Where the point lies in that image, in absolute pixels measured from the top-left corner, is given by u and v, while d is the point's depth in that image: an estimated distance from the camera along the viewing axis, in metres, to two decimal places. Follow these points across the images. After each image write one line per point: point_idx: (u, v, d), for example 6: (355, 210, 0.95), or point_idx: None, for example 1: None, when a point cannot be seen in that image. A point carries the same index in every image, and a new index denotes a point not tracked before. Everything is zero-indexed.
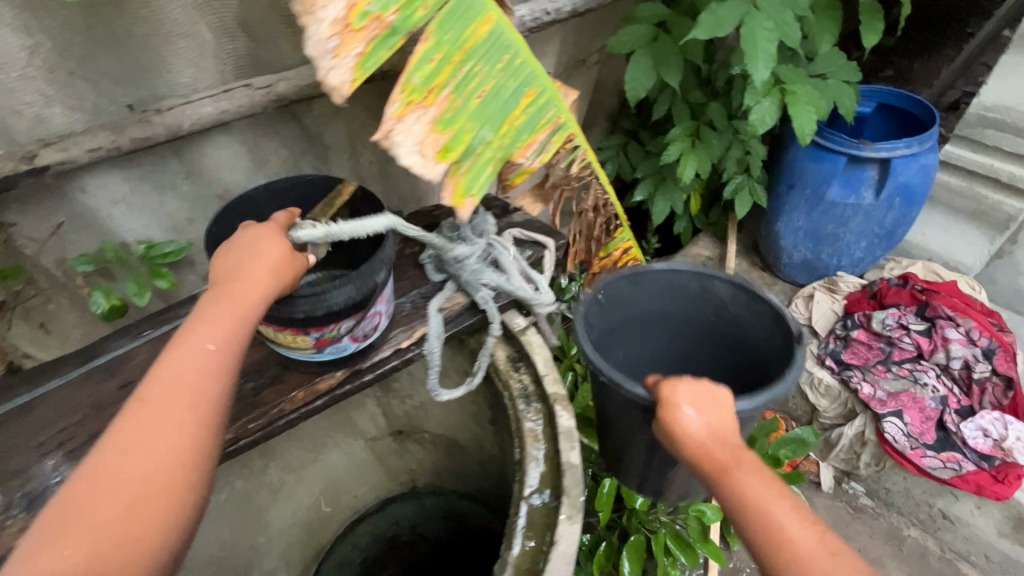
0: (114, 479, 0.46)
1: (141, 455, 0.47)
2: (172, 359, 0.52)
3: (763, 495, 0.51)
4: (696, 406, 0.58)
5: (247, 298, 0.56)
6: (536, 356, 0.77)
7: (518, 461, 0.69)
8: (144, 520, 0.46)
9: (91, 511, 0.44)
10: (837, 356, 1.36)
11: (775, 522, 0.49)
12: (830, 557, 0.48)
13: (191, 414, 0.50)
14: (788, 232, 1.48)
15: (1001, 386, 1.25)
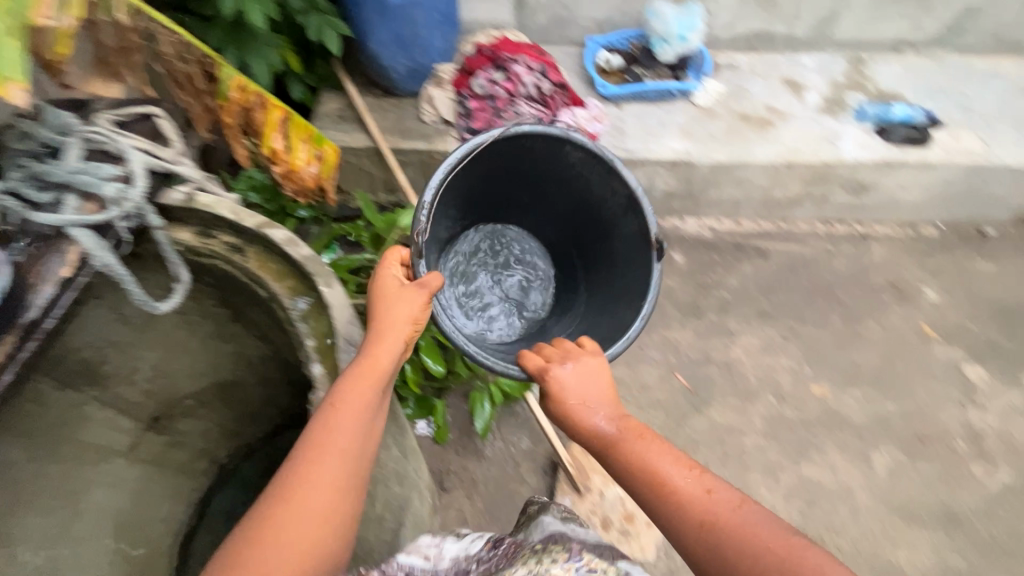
0: (310, 497, 0.66)
1: (325, 470, 0.67)
2: (335, 414, 0.70)
3: (638, 453, 0.79)
4: (581, 388, 0.92)
5: (376, 364, 0.74)
6: (221, 211, 0.75)
7: (269, 296, 0.76)
8: (308, 534, 0.64)
9: (286, 511, 0.65)
10: (470, 129, 1.74)
11: (656, 472, 0.75)
12: (706, 494, 0.71)
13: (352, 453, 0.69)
14: (382, 48, 1.65)
15: (560, 91, 1.77)
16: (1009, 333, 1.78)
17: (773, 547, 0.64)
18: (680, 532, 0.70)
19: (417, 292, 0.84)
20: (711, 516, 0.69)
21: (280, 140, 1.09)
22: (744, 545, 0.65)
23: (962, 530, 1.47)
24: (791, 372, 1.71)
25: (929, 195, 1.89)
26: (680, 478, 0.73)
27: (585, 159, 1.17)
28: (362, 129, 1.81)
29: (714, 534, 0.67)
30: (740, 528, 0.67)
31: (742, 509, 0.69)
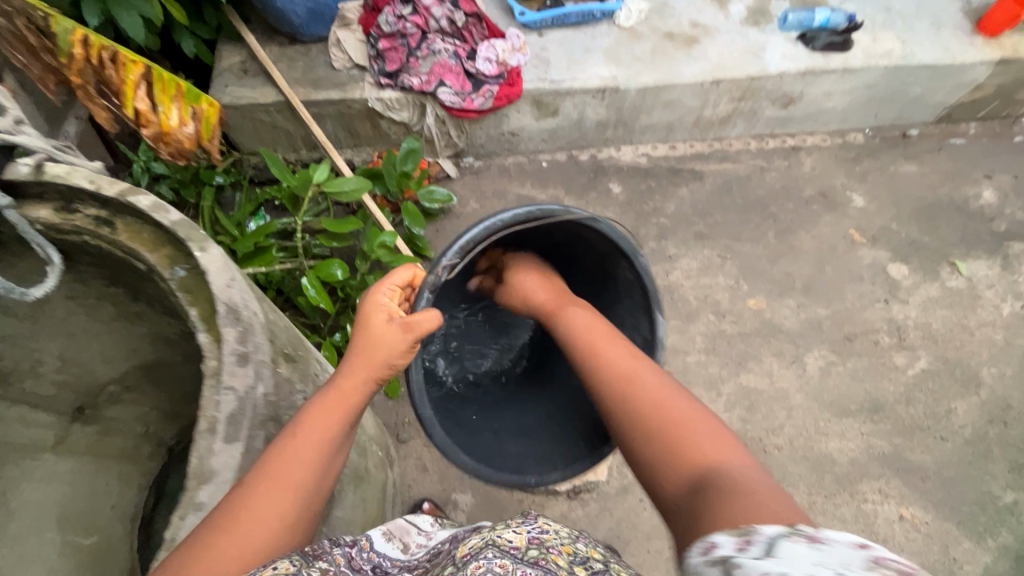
0: (269, 501, 0.58)
1: (271, 507, 0.58)
2: (303, 430, 0.64)
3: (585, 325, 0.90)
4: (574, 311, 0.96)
5: (351, 389, 0.69)
6: (75, 181, 0.68)
7: (146, 268, 0.68)
8: (260, 538, 0.56)
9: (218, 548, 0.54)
10: (384, 73, 1.63)
11: (634, 378, 0.76)
12: (677, 400, 0.72)
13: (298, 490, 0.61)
14: None
15: (476, 22, 1.68)
16: (930, 229, 1.87)
17: (709, 451, 0.66)
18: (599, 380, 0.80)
19: (407, 332, 0.71)
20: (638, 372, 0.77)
21: (143, 104, 1.02)
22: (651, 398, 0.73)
23: (886, 416, 1.58)
24: (729, 289, 1.76)
25: (855, 100, 1.90)
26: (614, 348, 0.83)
27: (634, 283, 1.02)
28: (269, 82, 1.67)
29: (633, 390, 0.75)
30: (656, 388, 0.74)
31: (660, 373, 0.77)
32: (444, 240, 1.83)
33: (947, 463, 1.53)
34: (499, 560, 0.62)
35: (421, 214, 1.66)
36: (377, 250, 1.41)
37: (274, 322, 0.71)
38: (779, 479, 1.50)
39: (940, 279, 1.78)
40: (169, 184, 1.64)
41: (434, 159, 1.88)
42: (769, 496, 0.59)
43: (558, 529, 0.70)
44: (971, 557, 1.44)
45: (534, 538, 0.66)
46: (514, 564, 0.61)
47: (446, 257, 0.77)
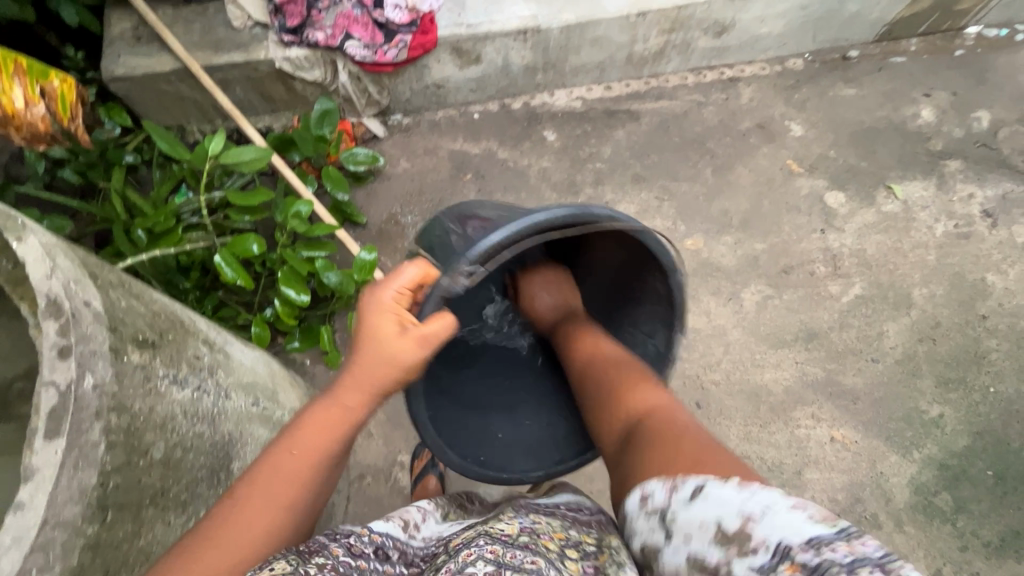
0: (260, 508, 0.65)
1: (258, 512, 0.64)
2: (299, 439, 0.70)
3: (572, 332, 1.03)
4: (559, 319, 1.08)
5: (345, 406, 0.74)
6: None
7: None
8: (246, 539, 0.62)
9: (220, 536, 0.62)
10: (286, 29, 1.53)
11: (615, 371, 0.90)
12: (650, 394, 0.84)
13: (297, 488, 0.67)
14: None
15: None
16: (867, 153, 1.85)
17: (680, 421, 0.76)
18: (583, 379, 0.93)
19: (420, 345, 0.74)
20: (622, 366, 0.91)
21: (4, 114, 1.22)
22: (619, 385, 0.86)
23: (820, 343, 1.62)
24: (667, 232, 1.74)
25: (790, 24, 1.83)
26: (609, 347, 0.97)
27: (660, 295, 0.95)
28: (165, 48, 1.56)
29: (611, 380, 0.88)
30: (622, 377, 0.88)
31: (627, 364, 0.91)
32: (376, 204, 1.78)
33: (877, 383, 1.58)
34: (490, 546, 0.64)
35: (343, 177, 1.60)
36: (291, 220, 1.36)
37: (126, 307, 0.68)
38: (716, 413, 1.54)
39: (876, 204, 1.78)
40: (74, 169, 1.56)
41: (358, 119, 1.80)
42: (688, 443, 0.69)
43: (549, 522, 0.74)
44: (897, 469, 1.51)
45: (525, 528, 0.70)
46: (504, 548, 0.64)
47: (466, 264, 0.71)
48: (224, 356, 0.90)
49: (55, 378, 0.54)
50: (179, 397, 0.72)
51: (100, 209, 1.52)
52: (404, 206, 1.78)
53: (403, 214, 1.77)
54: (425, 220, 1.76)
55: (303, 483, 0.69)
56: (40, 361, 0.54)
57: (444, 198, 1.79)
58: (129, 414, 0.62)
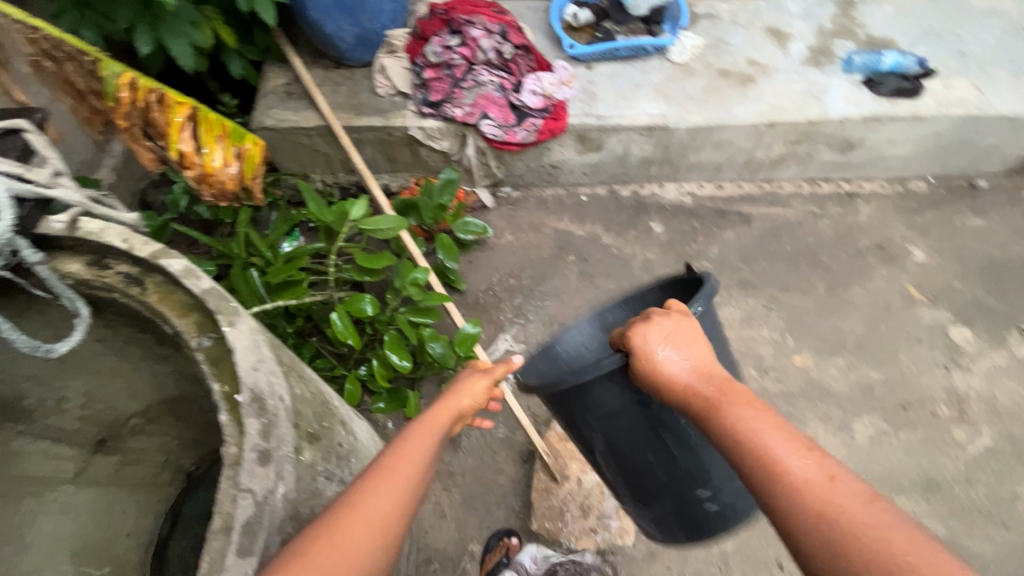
0: (352, 536, 0.55)
1: (347, 541, 0.55)
2: (400, 459, 0.64)
3: (755, 422, 0.68)
4: (669, 345, 0.78)
5: (435, 423, 0.71)
6: (107, 238, 0.66)
7: (174, 333, 0.65)
8: (339, 568, 0.53)
9: (312, 560, 0.53)
10: (427, 102, 1.61)
11: (777, 461, 0.64)
12: (865, 505, 0.59)
13: (399, 507, 0.60)
14: (323, 16, 1.52)
15: (524, 54, 1.64)
16: (997, 290, 1.73)
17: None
18: (779, 505, 0.62)
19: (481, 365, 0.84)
20: (884, 506, 0.59)
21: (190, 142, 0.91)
22: (892, 543, 0.55)
23: (942, 496, 1.46)
24: (773, 343, 1.66)
25: (920, 148, 1.78)
26: (797, 460, 0.64)
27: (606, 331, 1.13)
28: (312, 106, 1.66)
29: (865, 530, 0.56)
30: (896, 538, 0.55)
31: (885, 512, 0.58)
32: (476, 272, 1.78)
33: (1009, 554, 1.40)
34: None
35: (455, 246, 1.62)
36: (408, 287, 1.37)
37: (301, 396, 0.67)
38: None
39: (1007, 347, 1.64)
40: (207, 205, 1.63)
41: (471, 188, 1.84)
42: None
43: None
44: None
45: None
46: None
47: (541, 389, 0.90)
48: (355, 440, 0.87)
49: (250, 485, 0.53)
50: (328, 493, 0.70)
51: (224, 245, 1.58)
52: (503, 278, 1.77)
53: (501, 286, 1.76)
54: (525, 297, 1.74)
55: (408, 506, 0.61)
56: (241, 463, 0.53)
57: (545, 275, 1.78)
58: (297, 520, 0.60)
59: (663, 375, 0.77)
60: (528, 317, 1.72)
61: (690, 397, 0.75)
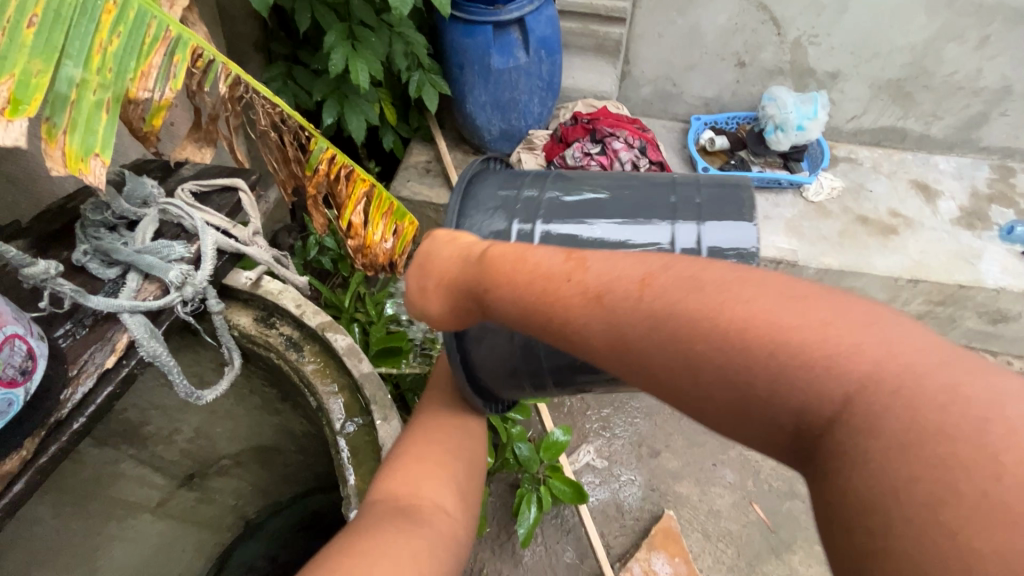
0: (427, 462, 0.69)
1: (428, 466, 0.69)
2: (432, 405, 0.77)
3: (517, 281, 0.55)
4: (410, 280, 0.67)
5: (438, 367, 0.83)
6: (284, 301, 0.78)
7: (318, 408, 0.75)
8: (429, 481, 0.67)
9: (407, 468, 0.67)
10: None
11: (552, 320, 0.52)
12: (642, 291, 0.48)
13: (462, 420, 0.76)
14: (478, 110, 1.64)
15: (658, 170, 1.66)
16: None
17: (772, 355, 0.40)
18: (604, 357, 0.50)
19: None
20: (659, 280, 0.47)
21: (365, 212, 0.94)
22: (713, 318, 0.43)
23: None
24: None
25: None
26: (568, 300, 0.51)
27: None
28: (446, 185, 1.76)
29: (675, 318, 0.45)
30: (692, 308, 0.44)
31: (660, 289, 0.47)
32: None
33: None
34: None
35: None
36: None
37: None
38: None
39: None
40: (330, 257, 1.71)
41: None
42: (973, 439, 0.33)
43: None
44: None
45: None
46: None
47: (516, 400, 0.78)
48: None
49: None
50: None
51: (333, 296, 1.62)
52: None
53: None
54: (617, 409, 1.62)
55: (465, 419, 0.77)
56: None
57: None
58: None
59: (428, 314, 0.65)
60: (615, 431, 1.54)
61: (458, 303, 0.63)
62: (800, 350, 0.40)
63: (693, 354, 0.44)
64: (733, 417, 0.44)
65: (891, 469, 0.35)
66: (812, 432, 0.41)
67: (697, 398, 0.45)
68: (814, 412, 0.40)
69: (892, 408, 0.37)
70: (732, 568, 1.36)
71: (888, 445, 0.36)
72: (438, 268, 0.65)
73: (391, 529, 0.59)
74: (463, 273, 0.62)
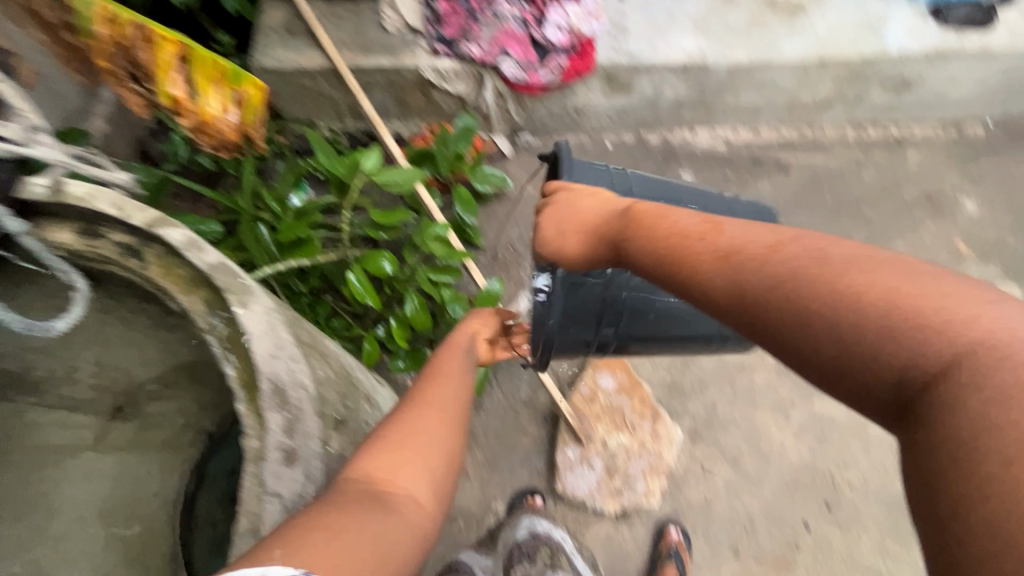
0: (421, 444, 0.74)
1: (417, 448, 0.73)
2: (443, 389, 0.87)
3: (666, 233, 0.66)
4: (553, 226, 0.83)
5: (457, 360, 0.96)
6: (99, 204, 0.63)
7: (182, 311, 0.64)
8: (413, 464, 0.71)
9: (400, 447, 0.72)
10: (442, 39, 1.46)
11: (685, 268, 0.61)
12: (768, 250, 0.53)
13: (452, 415, 0.83)
14: None
15: None
16: None
17: (883, 301, 0.44)
18: (725, 306, 0.55)
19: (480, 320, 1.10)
20: (788, 245, 0.52)
21: (180, 85, 1.08)
22: (828, 277, 0.47)
23: None
24: None
25: (982, 87, 1.62)
26: (705, 257, 0.58)
27: None
28: (315, 44, 1.51)
29: (794, 275, 0.49)
30: (812, 266, 0.49)
31: (791, 249, 0.52)
32: (494, 226, 1.70)
33: None
34: None
35: (475, 200, 1.54)
36: (430, 245, 1.30)
37: (322, 375, 0.71)
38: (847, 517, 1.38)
39: None
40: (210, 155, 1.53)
41: (488, 136, 1.74)
42: None
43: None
44: None
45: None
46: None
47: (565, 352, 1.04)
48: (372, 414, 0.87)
49: (279, 488, 0.56)
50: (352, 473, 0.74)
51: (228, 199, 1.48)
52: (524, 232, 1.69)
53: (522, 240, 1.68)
54: None
55: (455, 415, 0.83)
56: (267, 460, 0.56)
57: None
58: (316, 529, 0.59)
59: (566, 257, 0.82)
60: None
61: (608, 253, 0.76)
62: (927, 314, 0.42)
63: (803, 300, 0.48)
64: (810, 363, 0.47)
65: (1000, 416, 0.36)
66: (913, 388, 0.42)
67: (793, 343, 0.48)
68: (888, 355, 0.43)
69: (1006, 370, 0.38)
70: (671, 369, 1.50)
71: (988, 394, 0.38)
72: (578, 215, 0.81)
73: (364, 509, 0.60)
74: (613, 222, 0.76)
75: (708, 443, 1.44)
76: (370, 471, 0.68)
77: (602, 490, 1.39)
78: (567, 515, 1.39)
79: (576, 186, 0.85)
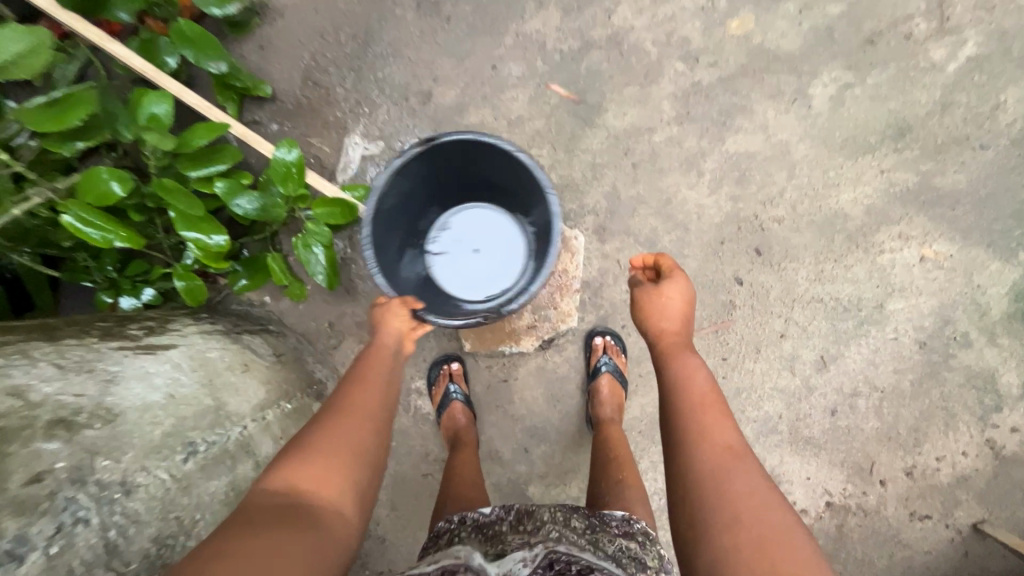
0: (337, 446, 0.65)
1: (323, 462, 0.63)
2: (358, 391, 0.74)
3: (693, 377, 0.74)
4: (668, 296, 0.80)
5: (381, 355, 0.82)
6: None
7: None
8: (333, 474, 0.62)
9: (315, 457, 0.63)
10: None
11: (686, 409, 0.70)
12: (729, 452, 0.65)
13: (376, 417, 0.72)
14: None
15: None
16: None
17: (772, 542, 0.55)
18: (695, 452, 0.65)
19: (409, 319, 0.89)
20: (743, 460, 0.64)
21: None
22: (758, 512, 0.58)
23: (913, 139, 1.22)
24: (700, 15, 1.21)
25: None
26: (710, 417, 0.69)
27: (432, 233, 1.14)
28: None
29: (734, 488, 0.60)
30: (751, 483, 0.61)
31: (757, 471, 0.63)
32: (276, 62, 1.23)
33: (983, 177, 1.22)
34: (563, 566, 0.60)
35: (206, 31, 1.06)
36: (146, 134, 0.88)
37: None
38: (781, 257, 1.24)
39: None
40: None
41: None
42: None
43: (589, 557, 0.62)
44: (998, 278, 1.24)
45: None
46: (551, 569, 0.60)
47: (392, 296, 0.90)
48: (96, 427, 0.61)
49: None
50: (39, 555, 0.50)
51: None
52: (317, 54, 1.22)
53: (320, 66, 1.22)
54: (361, 74, 1.22)
55: (382, 419, 0.73)
56: None
57: (370, 28, 1.22)
58: None
59: (652, 306, 0.81)
60: (373, 100, 1.23)
61: (657, 338, 0.81)
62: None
63: (738, 503, 0.59)
64: (727, 532, 0.57)
65: None
66: None
67: (721, 515, 0.58)
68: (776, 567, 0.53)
69: None
70: (554, 167, 1.23)
71: None
72: (663, 310, 0.80)
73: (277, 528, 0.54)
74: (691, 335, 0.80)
75: (618, 235, 1.23)
76: (292, 482, 0.59)
77: (513, 329, 1.25)
78: (492, 364, 1.27)
79: (688, 296, 0.81)
